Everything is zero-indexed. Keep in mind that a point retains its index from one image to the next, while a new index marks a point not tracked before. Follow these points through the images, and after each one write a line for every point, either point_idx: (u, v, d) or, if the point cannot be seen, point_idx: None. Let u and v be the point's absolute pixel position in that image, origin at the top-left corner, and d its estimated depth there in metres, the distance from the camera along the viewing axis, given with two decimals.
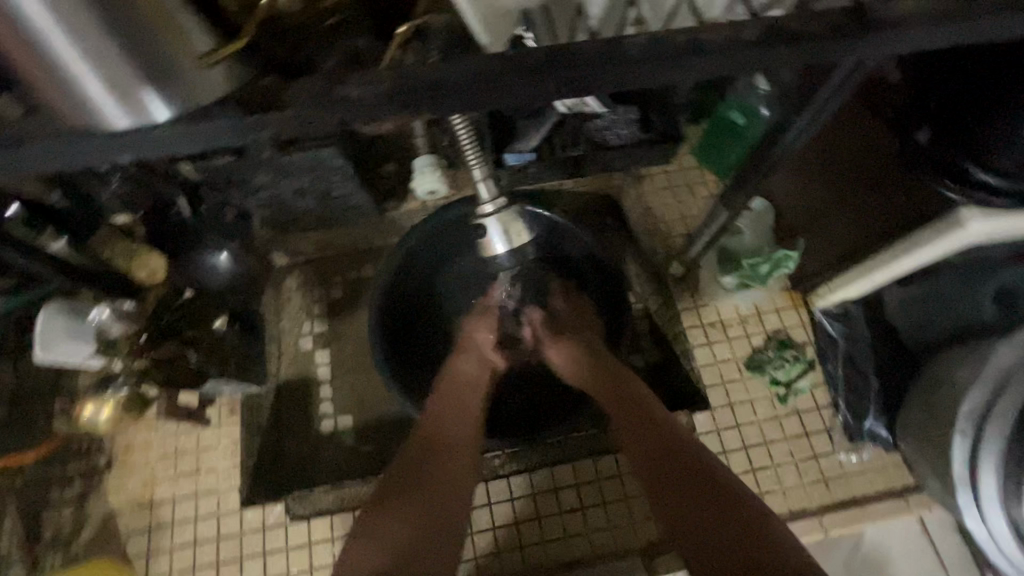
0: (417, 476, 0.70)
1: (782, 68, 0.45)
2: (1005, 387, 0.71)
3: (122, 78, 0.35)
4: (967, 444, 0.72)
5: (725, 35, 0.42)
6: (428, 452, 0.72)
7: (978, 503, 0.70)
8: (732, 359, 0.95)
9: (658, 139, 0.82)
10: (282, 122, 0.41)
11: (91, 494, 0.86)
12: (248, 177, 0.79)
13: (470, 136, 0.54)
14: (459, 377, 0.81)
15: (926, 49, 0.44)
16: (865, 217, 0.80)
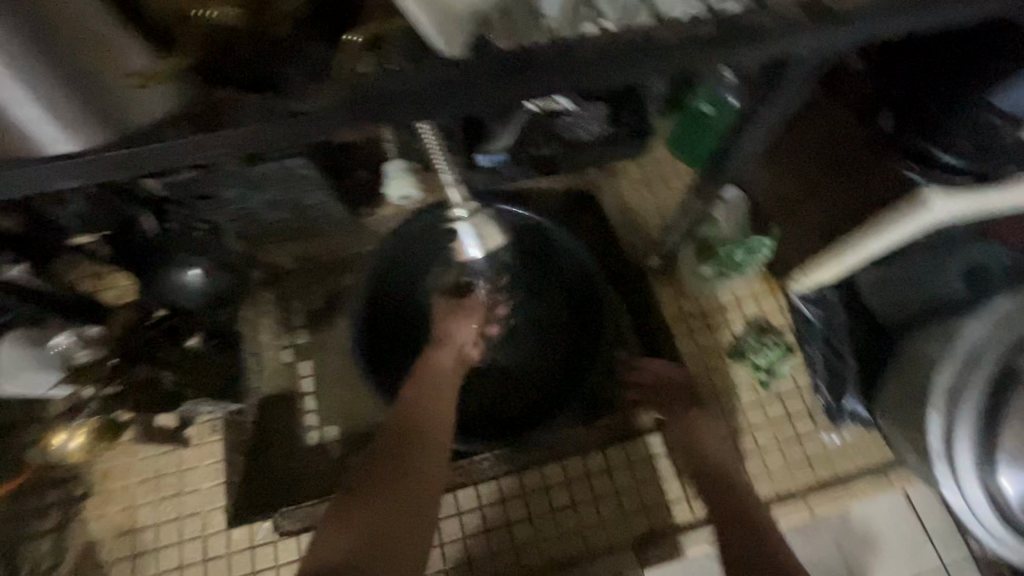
0: (391, 470, 0.68)
1: (739, 62, 0.46)
2: (975, 361, 0.73)
3: (64, 107, 0.37)
4: (942, 418, 0.73)
5: (676, 31, 0.44)
6: (404, 446, 0.70)
7: (956, 476, 0.71)
8: (714, 347, 0.97)
9: (627, 133, 0.83)
10: (235, 139, 0.43)
11: (71, 524, 0.83)
12: (218, 189, 0.78)
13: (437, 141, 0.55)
14: (436, 372, 0.79)
15: (854, 43, 0.46)
16: (833, 203, 0.81)
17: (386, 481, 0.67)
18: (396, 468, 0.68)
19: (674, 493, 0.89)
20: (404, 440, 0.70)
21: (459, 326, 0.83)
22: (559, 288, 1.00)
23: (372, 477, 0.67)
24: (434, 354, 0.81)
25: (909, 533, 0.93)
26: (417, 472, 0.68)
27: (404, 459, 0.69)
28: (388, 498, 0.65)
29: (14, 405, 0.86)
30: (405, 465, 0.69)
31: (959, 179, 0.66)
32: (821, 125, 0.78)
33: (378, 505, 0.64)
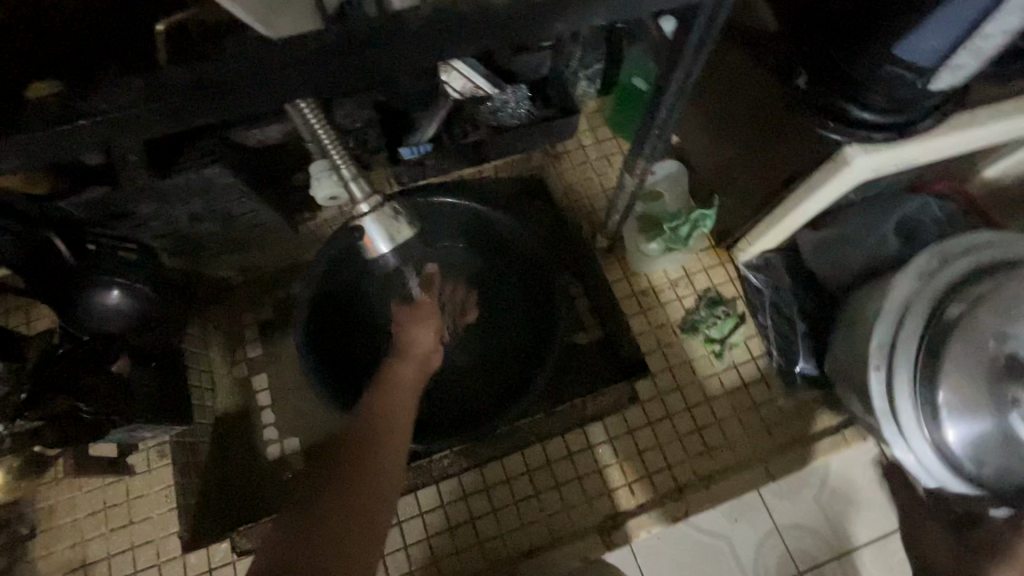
0: (347, 477, 0.60)
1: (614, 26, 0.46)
2: (906, 315, 0.76)
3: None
4: (883, 374, 0.75)
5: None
6: (364, 450, 0.62)
7: (902, 433, 0.74)
8: (667, 323, 0.96)
9: (556, 114, 0.81)
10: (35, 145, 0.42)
11: (17, 566, 0.80)
12: (132, 207, 0.75)
13: (331, 135, 0.53)
14: (399, 381, 0.71)
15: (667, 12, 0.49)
16: (767, 168, 0.81)
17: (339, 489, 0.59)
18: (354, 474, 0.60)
19: (636, 472, 0.88)
20: (362, 443, 0.63)
21: (421, 330, 0.74)
22: (510, 277, 0.98)
23: (323, 484, 0.59)
24: (398, 365, 0.71)
25: (887, 487, 0.90)
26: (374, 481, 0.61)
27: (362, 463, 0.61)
28: (338, 511, 0.57)
29: None
30: (363, 474, 0.61)
31: (881, 134, 0.65)
32: (746, 90, 0.78)
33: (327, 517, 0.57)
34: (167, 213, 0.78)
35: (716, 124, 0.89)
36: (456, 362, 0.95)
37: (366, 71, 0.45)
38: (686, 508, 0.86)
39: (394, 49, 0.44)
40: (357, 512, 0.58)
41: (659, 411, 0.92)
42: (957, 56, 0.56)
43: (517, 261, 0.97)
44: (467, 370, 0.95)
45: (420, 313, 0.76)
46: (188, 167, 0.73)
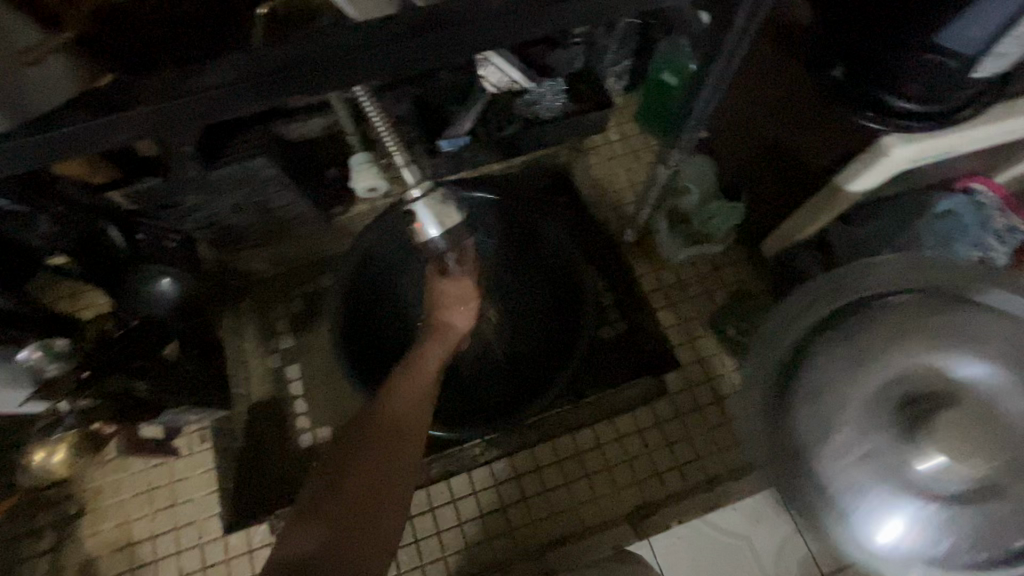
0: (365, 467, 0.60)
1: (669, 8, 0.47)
2: None
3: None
4: None
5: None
6: (379, 443, 0.62)
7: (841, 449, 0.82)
8: (695, 316, 0.97)
9: (589, 108, 0.82)
10: (114, 127, 0.44)
11: (66, 543, 0.83)
12: (180, 197, 0.77)
13: (383, 120, 0.55)
14: (423, 366, 0.71)
15: None
16: (798, 160, 0.81)
17: (353, 481, 0.59)
18: (365, 465, 0.60)
19: (664, 463, 0.89)
20: (370, 434, 0.62)
21: (457, 316, 0.75)
22: (538, 271, 0.99)
23: (331, 475, 0.60)
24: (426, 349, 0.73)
25: None
26: (388, 475, 0.61)
27: (372, 452, 0.61)
28: (351, 502, 0.58)
29: None
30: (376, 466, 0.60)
31: (919, 122, 0.66)
32: (778, 83, 0.78)
33: (339, 508, 0.57)
34: (212, 204, 0.80)
35: (746, 118, 0.89)
36: (486, 352, 0.98)
37: (422, 54, 0.47)
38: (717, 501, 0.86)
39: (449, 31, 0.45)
40: (369, 502, 0.58)
41: (689, 404, 0.92)
42: (1000, 44, 0.56)
43: (545, 255, 0.98)
44: (496, 362, 0.97)
45: (451, 290, 0.74)
46: (235, 158, 0.75)
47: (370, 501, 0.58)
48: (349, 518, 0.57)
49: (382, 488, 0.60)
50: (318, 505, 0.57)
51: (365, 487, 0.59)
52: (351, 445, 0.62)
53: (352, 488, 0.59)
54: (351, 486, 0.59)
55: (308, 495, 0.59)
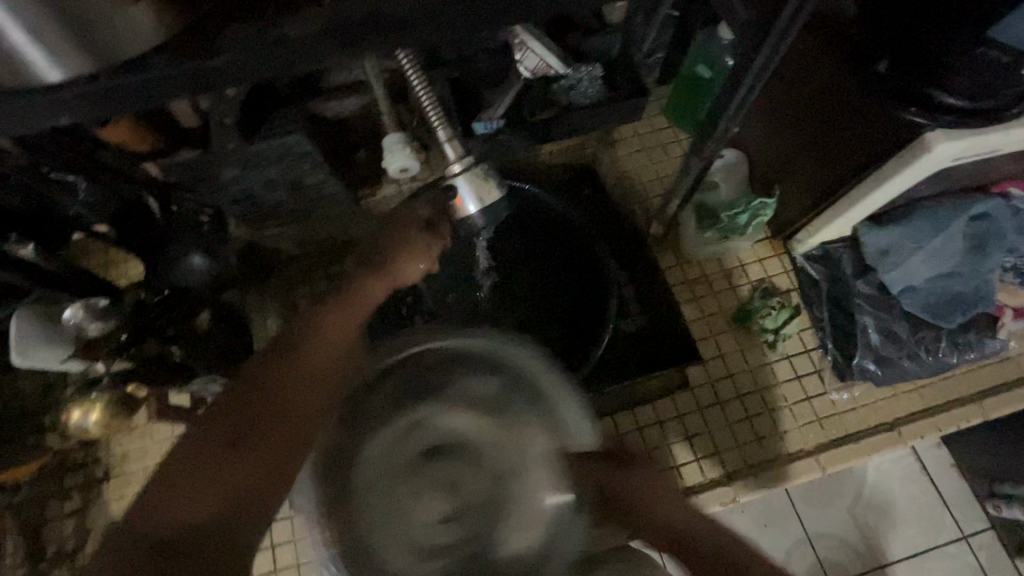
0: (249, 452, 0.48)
1: None
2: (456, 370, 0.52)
3: (54, 36, 0.35)
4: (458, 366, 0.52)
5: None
6: (274, 414, 0.50)
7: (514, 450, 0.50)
8: (719, 311, 0.96)
9: (626, 96, 0.80)
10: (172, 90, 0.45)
11: (91, 505, 0.85)
12: (217, 172, 0.77)
13: (431, 102, 0.60)
14: (353, 312, 0.57)
15: None
16: (835, 155, 0.81)
17: (230, 473, 0.47)
18: (265, 428, 0.49)
19: (683, 457, 0.88)
20: (268, 398, 0.50)
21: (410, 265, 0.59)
22: (559, 260, 0.99)
23: (221, 441, 0.48)
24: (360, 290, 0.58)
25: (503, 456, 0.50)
26: (275, 462, 0.48)
27: (261, 431, 0.49)
28: (230, 488, 0.46)
29: (30, 395, 0.88)
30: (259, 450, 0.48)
31: (965, 119, 0.65)
32: (818, 77, 0.77)
33: (201, 507, 0.45)
34: (247, 179, 0.80)
35: (782, 113, 0.88)
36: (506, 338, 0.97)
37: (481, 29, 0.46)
38: (735, 495, 0.86)
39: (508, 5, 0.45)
40: (238, 497, 0.46)
41: (709, 397, 0.91)
42: None
43: (569, 245, 0.98)
44: None
45: (415, 247, 0.59)
46: (272, 133, 0.75)
47: (243, 497, 0.47)
48: (210, 521, 0.45)
49: (260, 479, 0.48)
50: (168, 500, 0.44)
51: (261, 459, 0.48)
52: (233, 415, 0.49)
53: (222, 485, 0.46)
54: (239, 458, 0.48)
55: (176, 464, 0.46)
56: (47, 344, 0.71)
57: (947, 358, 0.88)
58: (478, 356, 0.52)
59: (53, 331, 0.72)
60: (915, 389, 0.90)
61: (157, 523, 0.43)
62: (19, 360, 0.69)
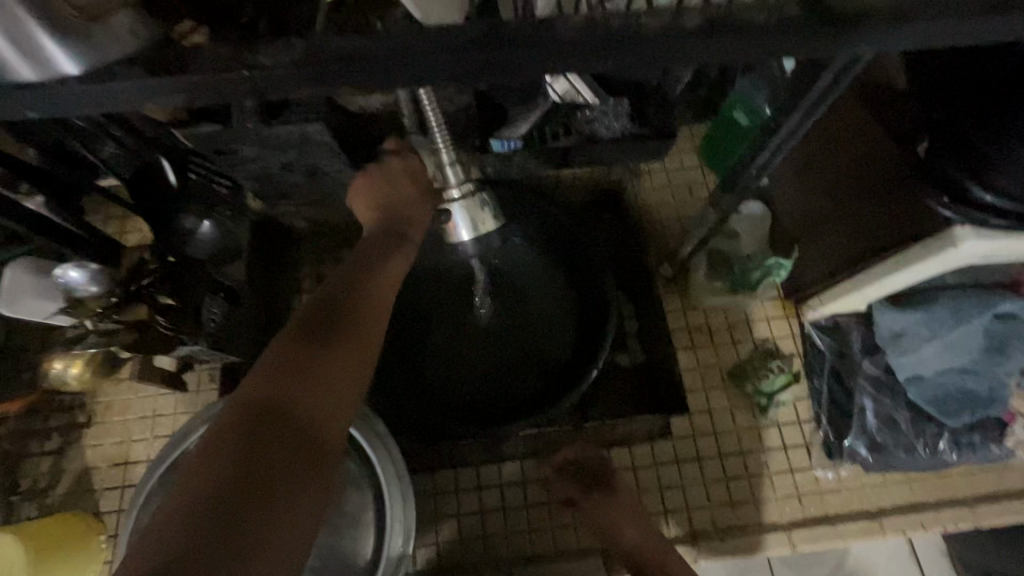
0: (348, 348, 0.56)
1: (740, 55, 0.46)
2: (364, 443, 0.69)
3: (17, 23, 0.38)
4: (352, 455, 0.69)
5: (668, 21, 0.44)
6: (339, 328, 0.57)
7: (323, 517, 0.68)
8: (715, 365, 0.93)
9: (651, 134, 0.80)
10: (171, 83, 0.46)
11: (70, 447, 0.87)
12: (234, 148, 0.78)
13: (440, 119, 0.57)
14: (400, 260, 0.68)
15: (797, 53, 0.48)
16: (862, 228, 0.77)
17: (325, 365, 0.54)
18: (335, 340, 0.56)
19: (653, 504, 0.86)
20: (342, 315, 0.58)
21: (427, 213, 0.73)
22: (569, 281, 0.96)
23: (299, 346, 0.54)
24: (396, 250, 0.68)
25: (362, 518, 0.68)
26: (355, 356, 0.56)
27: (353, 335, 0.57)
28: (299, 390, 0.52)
29: (33, 330, 0.91)
30: (339, 356, 0.55)
31: (996, 219, 0.62)
32: (859, 146, 0.74)
33: (306, 382, 0.52)
34: (264, 159, 0.81)
35: (816, 175, 0.85)
36: (498, 343, 0.94)
37: (492, 67, 0.44)
38: (696, 556, 0.83)
39: (520, 43, 0.43)
40: (320, 385, 0.53)
41: (689, 451, 0.89)
42: None
43: (571, 267, 0.96)
44: (508, 353, 0.94)
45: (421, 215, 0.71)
46: (293, 119, 0.75)
47: (324, 393, 0.53)
48: (313, 396, 0.52)
49: (340, 380, 0.54)
50: (283, 375, 0.52)
51: (321, 371, 0.53)
52: (321, 314, 0.58)
53: (320, 377, 0.53)
54: (311, 363, 0.53)
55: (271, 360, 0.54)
56: (26, 303, 0.75)
57: (947, 455, 0.84)
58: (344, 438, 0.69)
59: (38, 284, 0.75)
60: (906, 480, 0.86)
61: (273, 390, 0.51)
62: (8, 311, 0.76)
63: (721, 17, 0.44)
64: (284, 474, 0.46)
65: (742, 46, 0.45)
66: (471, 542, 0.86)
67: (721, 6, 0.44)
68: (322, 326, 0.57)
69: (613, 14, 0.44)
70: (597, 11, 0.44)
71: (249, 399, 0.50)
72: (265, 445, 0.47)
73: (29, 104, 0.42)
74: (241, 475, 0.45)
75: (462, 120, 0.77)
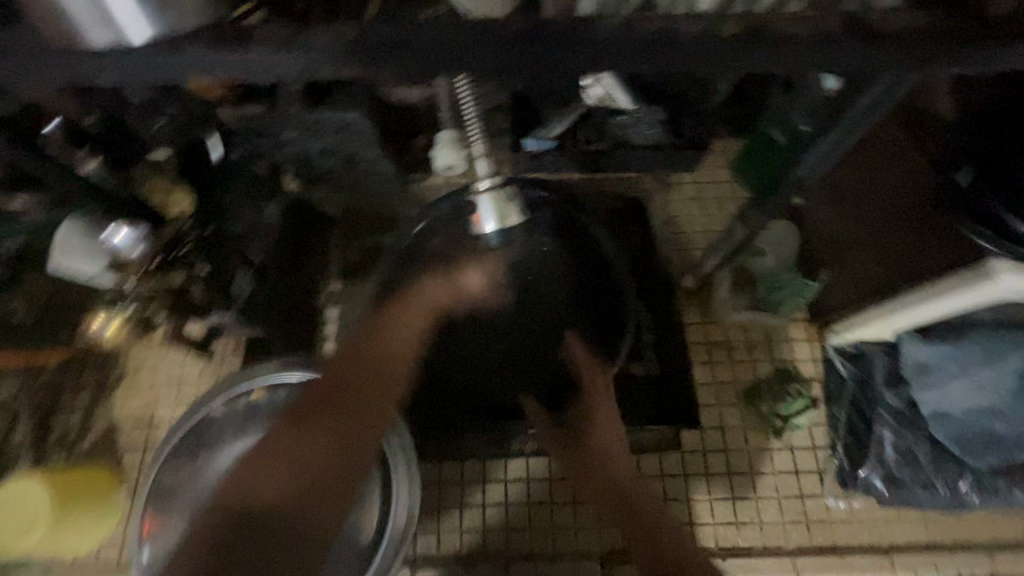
0: (352, 399, 0.71)
1: (777, 68, 0.46)
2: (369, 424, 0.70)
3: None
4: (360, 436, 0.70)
5: (704, 27, 0.45)
6: (324, 413, 0.69)
7: None
8: (731, 382, 0.92)
9: (685, 145, 0.81)
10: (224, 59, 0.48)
11: (100, 403, 0.91)
12: (277, 129, 0.81)
13: (474, 111, 0.57)
14: (424, 309, 0.87)
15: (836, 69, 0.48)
16: (891, 257, 0.76)
17: (304, 452, 0.66)
18: (318, 426, 0.68)
19: None
20: (328, 402, 0.70)
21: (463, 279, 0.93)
22: (590, 285, 0.97)
23: (290, 427, 0.67)
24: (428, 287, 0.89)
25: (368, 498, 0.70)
26: (334, 442, 0.67)
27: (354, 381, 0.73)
28: (278, 479, 0.64)
29: (75, 288, 0.96)
30: (319, 443, 0.67)
31: None
32: (898, 173, 0.74)
33: (287, 470, 0.64)
34: (304, 143, 0.84)
35: (849, 200, 0.84)
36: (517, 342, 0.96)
37: (529, 64, 0.46)
38: None
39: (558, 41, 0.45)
40: (295, 476, 0.64)
41: (698, 466, 0.88)
42: None
43: (593, 272, 0.96)
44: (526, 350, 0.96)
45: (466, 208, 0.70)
46: (335, 106, 0.77)
47: (300, 479, 0.64)
48: (290, 486, 0.64)
49: (316, 469, 0.65)
50: (280, 447, 0.66)
51: (300, 459, 0.65)
52: (313, 400, 0.70)
53: (298, 467, 0.65)
54: (292, 447, 0.66)
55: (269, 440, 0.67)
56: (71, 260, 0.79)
57: (968, 497, 0.81)
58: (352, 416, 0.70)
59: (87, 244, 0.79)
60: (921, 519, 0.83)
61: (254, 478, 0.63)
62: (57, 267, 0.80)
63: (757, 26, 0.45)
64: (255, 554, 0.59)
65: (779, 58, 0.45)
66: (470, 535, 0.86)
67: (758, 15, 0.45)
68: (310, 407, 0.69)
69: (651, 16, 0.45)
70: (635, 14, 0.45)
71: (248, 469, 0.64)
72: (246, 529, 0.60)
73: (95, 69, 0.45)
74: (226, 549, 0.59)
75: (497, 119, 0.79)
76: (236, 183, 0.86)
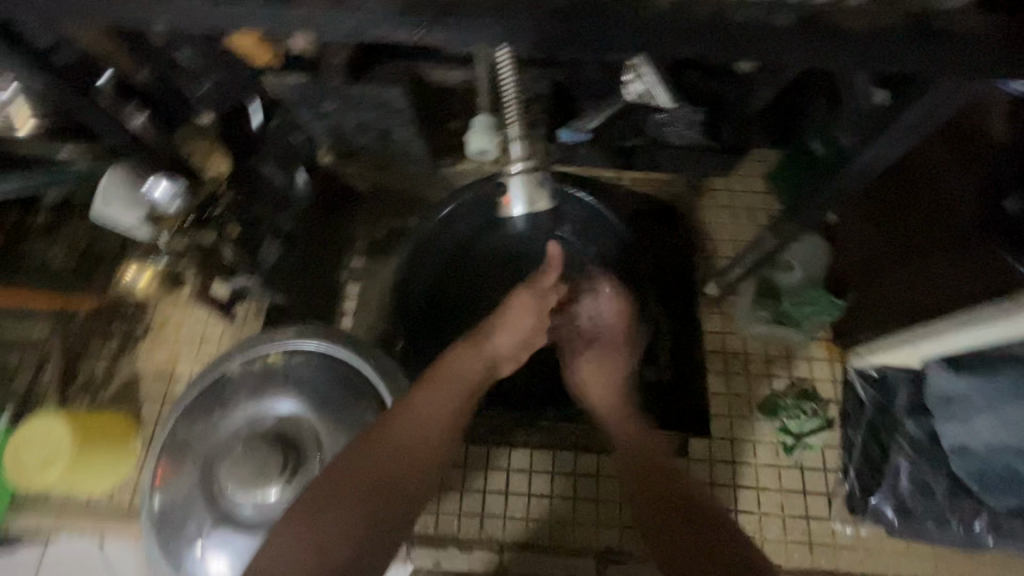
0: (376, 474, 0.63)
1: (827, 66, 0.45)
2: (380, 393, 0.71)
3: None
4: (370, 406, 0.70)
5: (756, 15, 0.44)
6: (347, 490, 0.61)
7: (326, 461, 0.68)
8: (746, 395, 0.91)
9: (720, 148, 0.82)
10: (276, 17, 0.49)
11: (125, 352, 0.94)
12: (318, 100, 0.82)
13: (512, 85, 0.55)
14: (457, 372, 0.73)
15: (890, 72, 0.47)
16: (922, 279, 0.75)
17: (319, 538, 0.58)
18: (336, 505, 0.60)
19: None
20: (350, 478, 0.62)
21: (501, 336, 0.77)
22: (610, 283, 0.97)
23: (305, 507, 0.60)
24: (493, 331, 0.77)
25: None
26: (356, 526, 0.60)
27: (398, 444, 0.65)
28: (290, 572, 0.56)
29: (112, 240, 0.99)
30: (337, 527, 0.59)
31: None
32: (936, 192, 0.71)
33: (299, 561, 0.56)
34: (342, 115, 0.85)
35: (882, 221, 0.83)
36: None
37: (574, 44, 0.46)
38: None
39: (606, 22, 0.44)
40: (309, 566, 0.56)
41: (704, 476, 0.87)
42: None
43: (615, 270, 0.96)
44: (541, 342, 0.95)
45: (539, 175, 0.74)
46: (376, 81, 0.78)
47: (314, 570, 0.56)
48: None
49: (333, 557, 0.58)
50: (289, 532, 0.58)
51: (314, 546, 0.57)
52: (336, 476, 0.62)
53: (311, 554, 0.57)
54: (308, 532, 0.58)
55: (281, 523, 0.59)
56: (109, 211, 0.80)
57: (981, 537, 0.79)
58: (364, 384, 0.71)
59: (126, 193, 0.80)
60: (930, 552, 0.81)
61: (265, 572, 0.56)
62: (95, 217, 0.81)
63: (813, 17, 0.44)
64: None
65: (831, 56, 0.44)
66: (468, 520, 0.86)
67: (815, 5, 0.44)
68: (333, 485, 0.61)
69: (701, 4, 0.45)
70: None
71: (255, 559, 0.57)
72: None
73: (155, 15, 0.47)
74: None
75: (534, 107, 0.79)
76: (273, 150, 0.88)
